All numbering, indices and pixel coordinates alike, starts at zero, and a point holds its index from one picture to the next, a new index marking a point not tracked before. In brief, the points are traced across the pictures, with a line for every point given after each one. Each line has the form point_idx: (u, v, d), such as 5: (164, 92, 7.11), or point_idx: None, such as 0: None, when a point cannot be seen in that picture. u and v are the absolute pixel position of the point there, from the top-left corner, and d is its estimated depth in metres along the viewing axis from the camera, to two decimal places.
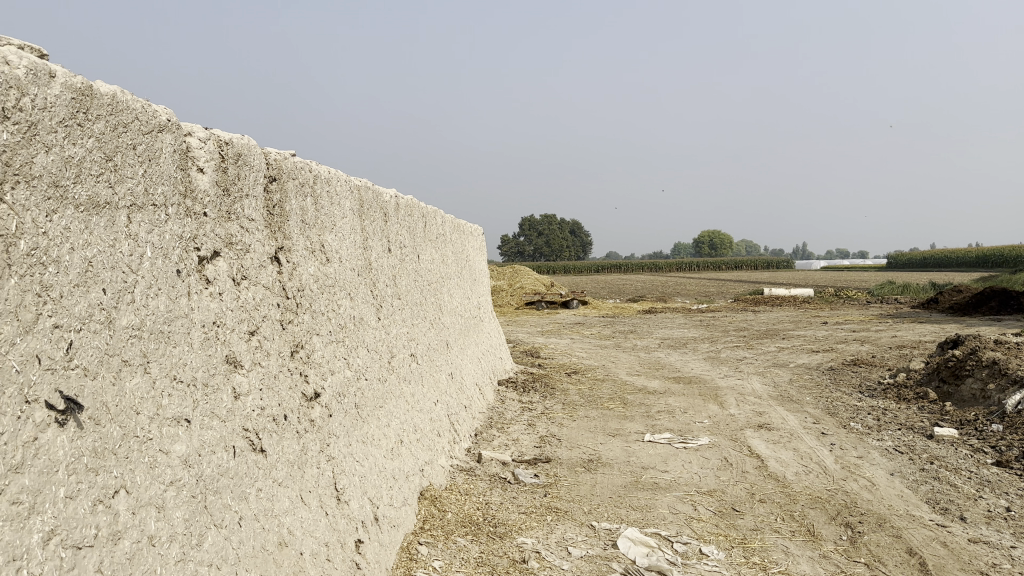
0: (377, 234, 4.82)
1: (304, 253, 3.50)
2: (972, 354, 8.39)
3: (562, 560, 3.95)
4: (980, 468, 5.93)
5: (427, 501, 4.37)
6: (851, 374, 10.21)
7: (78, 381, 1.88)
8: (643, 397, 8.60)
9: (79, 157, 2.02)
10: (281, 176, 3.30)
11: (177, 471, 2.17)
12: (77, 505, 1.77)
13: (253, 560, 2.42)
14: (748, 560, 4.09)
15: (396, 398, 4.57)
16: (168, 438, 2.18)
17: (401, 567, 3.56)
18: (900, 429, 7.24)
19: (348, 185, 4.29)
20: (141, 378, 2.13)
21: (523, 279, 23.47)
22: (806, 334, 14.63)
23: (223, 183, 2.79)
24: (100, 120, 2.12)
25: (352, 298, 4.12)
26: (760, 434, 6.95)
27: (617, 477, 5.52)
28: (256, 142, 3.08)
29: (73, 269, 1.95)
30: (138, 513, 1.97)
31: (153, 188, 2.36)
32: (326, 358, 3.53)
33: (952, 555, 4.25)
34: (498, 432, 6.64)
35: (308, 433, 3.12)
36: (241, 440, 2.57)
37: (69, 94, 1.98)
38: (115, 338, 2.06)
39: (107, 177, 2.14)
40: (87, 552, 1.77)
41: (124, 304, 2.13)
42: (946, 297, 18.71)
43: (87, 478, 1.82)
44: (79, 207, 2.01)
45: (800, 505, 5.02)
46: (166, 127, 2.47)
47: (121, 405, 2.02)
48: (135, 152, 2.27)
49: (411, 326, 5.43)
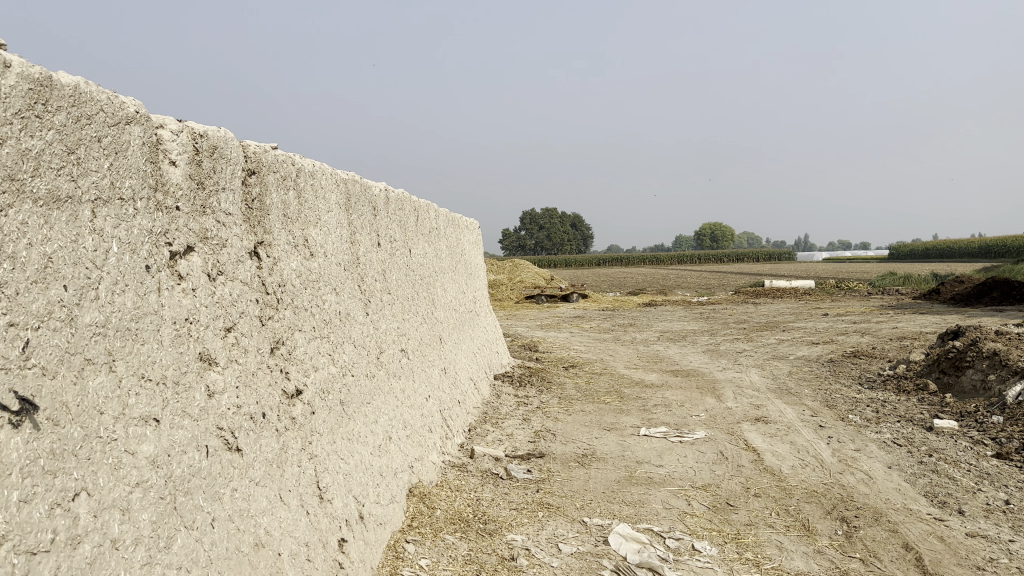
0: (365, 229, 4.76)
1: (286, 248, 3.44)
2: (973, 345, 8.31)
3: (551, 557, 3.89)
4: (980, 461, 5.87)
5: (416, 498, 4.32)
6: (851, 365, 10.14)
7: (35, 380, 1.82)
8: (640, 390, 8.54)
9: (37, 150, 1.95)
10: (260, 169, 3.23)
11: (143, 471, 2.11)
12: (32, 509, 1.72)
13: (226, 562, 2.37)
14: (741, 556, 4.03)
15: (385, 394, 4.51)
16: (135, 438, 2.12)
17: (387, 566, 3.51)
18: (900, 421, 7.18)
19: (334, 178, 4.22)
20: (105, 377, 2.07)
21: (522, 273, 23.37)
22: (806, 326, 14.56)
23: (197, 177, 2.73)
24: (61, 112, 2.05)
25: (338, 293, 4.05)
26: (757, 427, 6.90)
27: (611, 472, 5.46)
28: (233, 135, 3.02)
29: (31, 266, 1.88)
30: (101, 516, 1.92)
31: (120, 182, 2.29)
32: (309, 355, 3.48)
33: (949, 550, 4.19)
34: (492, 427, 6.58)
35: (289, 431, 3.07)
36: (214, 439, 2.51)
37: (27, 85, 1.92)
38: (78, 336, 2.00)
39: (69, 170, 2.07)
40: (42, 558, 1.71)
41: (88, 301, 2.07)
42: (948, 289, 18.60)
43: (44, 481, 1.77)
44: (38, 201, 1.95)
45: (795, 499, 4.97)
46: (134, 119, 2.40)
47: (83, 405, 1.96)
48: (100, 144, 2.21)
49: (402, 321, 5.37)
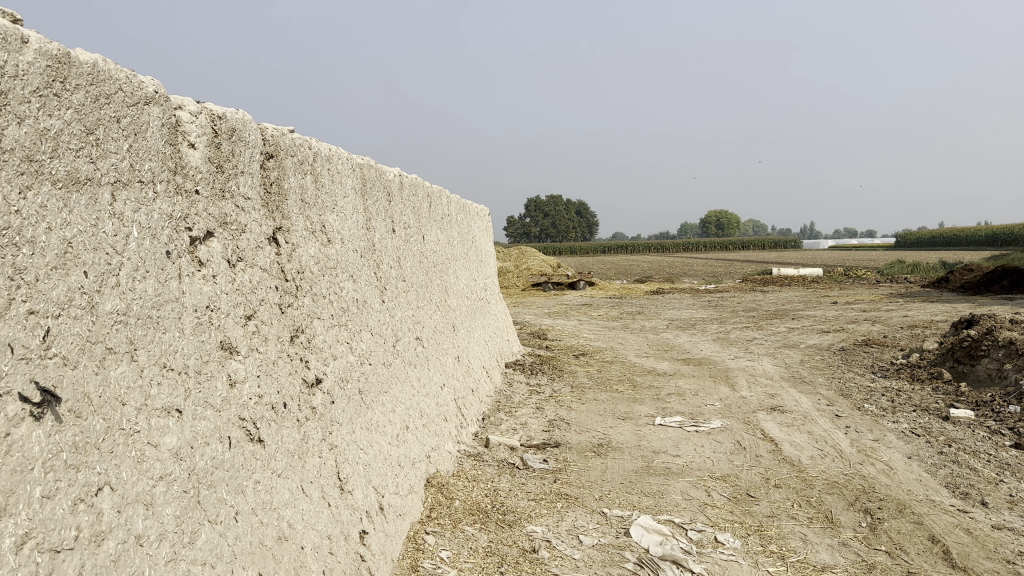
0: (380, 214, 4.67)
1: (305, 233, 3.36)
2: (988, 334, 8.18)
3: (573, 549, 3.83)
4: (999, 451, 5.78)
5: (434, 489, 4.26)
6: (863, 354, 10.05)
7: (56, 371, 1.74)
8: (652, 379, 8.46)
9: (56, 130, 1.87)
10: (278, 152, 3.14)
11: (167, 465, 2.04)
12: (55, 505, 1.65)
13: (250, 557, 2.30)
14: (766, 548, 3.96)
15: (401, 383, 4.44)
16: (157, 430, 2.05)
17: (408, 558, 3.44)
18: (916, 411, 7.09)
19: (350, 162, 4.13)
20: (127, 367, 2.00)
21: (528, 261, 23.24)
22: (816, 314, 14.45)
23: (216, 160, 2.64)
24: (79, 90, 1.96)
25: (355, 280, 3.97)
26: (773, 417, 6.82)
27: (628, 463, 5.40)
28: (252, 118, 2.93)
29: (50, 251, 1.80)
30: (125, 512, 1.84)
31: (140, 164, 2.21)
32: (328, 343, 3.40)
33: (977, 542, 4.11)
34: (506, 416, 6.52)
35: (309, 421, 3.00)
36: (237, 430, 2.44)
37: (44, 62, 1.83)
38: (99, 324, 1.93)
39: (88, 151, 1.99)
40: (67, 556, 1.64)
41: (108, 288, 1.99)
42: (957, 277, 18.45)
43: (67, 476, 1.70)
44: (57, 183, 1.86)
45: (817, 491, 4.90)
46: (153, 99, 2.31)
47: (105, 396, 1.88)
48: (119, 125, 2.12)
49: (416, 309, 5.29)
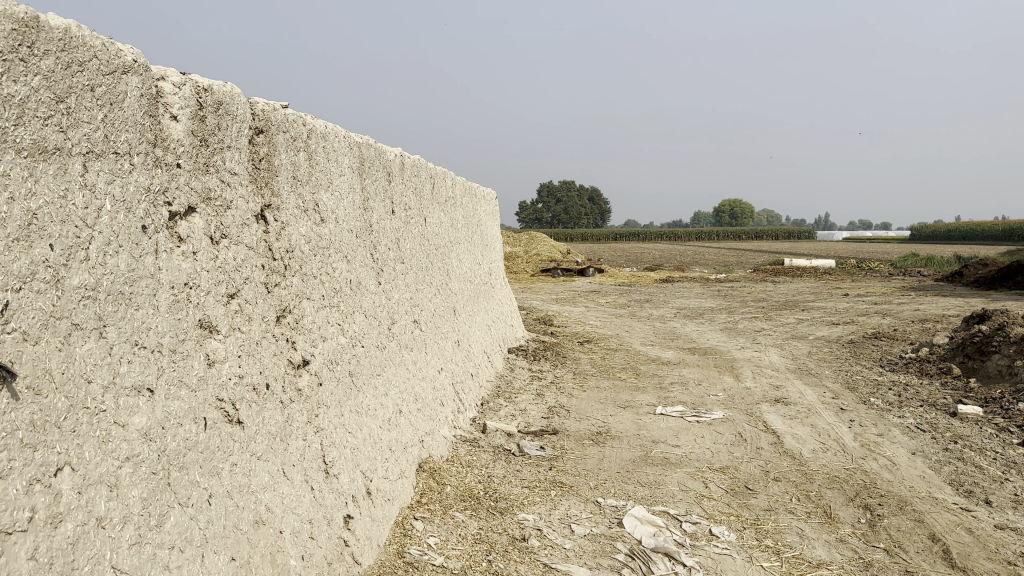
0: (378, 195, 4.58)
1: (295, 212, 3.28)
2: (1000, 330, 8.02)
3: (563, 539, 3.77)
4: (1006, 449, 5.66)
5: (426, 474, 4.20)
6: (872, 347, 9.92)
7: (15, 346, 1.69)
8: (656, 368, 8.38)
9: (21, 97, 1.79)
10: (268, 128, 3.06)
11: (135, 445, 1.99)
12: (10, 485, 1.61)
13: (223, 541, 2.25)
14: (761, 543, 3.88)
15: (395, 366, 4.37)
16: (125, 409, 1.99)
17: (394, 544, 3.39)
18: (922, 406, 6.96)
19: (347, 140, 4.04)
20: (95, 344, 1.94)
21: (538, 246, 23.12)
22: (826, 306, 14.28)
23: (200, 133, 2.56)
24: (49, 57, 1.88)
25: (349, 261, 3.90)
26: (777, 409, 6.73)
27: (626, 452, 5.33)
28: (240, 90, 2.85)
29: (13, 222, 1.74)
30: (86, 492, 1.80)
31: (116, 135, 2.14)
32: (317, 324, 3.33)
33: (978, 543, 4.02)
34: (506, 401, 6.46)
35: (294, 403, 2.94)
36: (214, 411, 2.39)
37: (10, 25, 1.75)
38: (64, 299, 1.86)
39: (58, 120, 1.91)
40: (18, 538, 1.60)
41: (76, 262, 1.92)
42: (971, 272, 18.20)
43: (22, 455, 1.65)
44: (22, 152, 1.79)
45: (817, 485, 4.82)
46: (132, 68, 2.23)
47: (68, 373, 1.83)
48: (93, 94, 2.05)
49: (415, 291, 5.22)
